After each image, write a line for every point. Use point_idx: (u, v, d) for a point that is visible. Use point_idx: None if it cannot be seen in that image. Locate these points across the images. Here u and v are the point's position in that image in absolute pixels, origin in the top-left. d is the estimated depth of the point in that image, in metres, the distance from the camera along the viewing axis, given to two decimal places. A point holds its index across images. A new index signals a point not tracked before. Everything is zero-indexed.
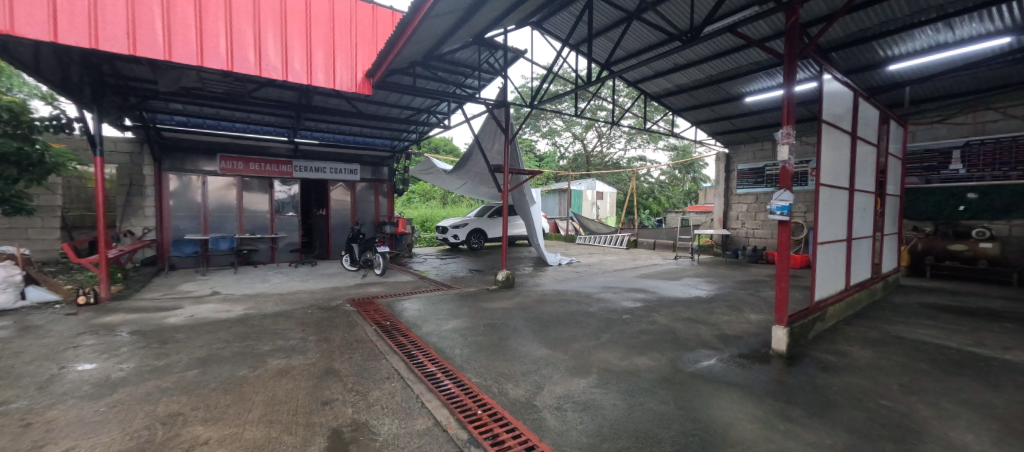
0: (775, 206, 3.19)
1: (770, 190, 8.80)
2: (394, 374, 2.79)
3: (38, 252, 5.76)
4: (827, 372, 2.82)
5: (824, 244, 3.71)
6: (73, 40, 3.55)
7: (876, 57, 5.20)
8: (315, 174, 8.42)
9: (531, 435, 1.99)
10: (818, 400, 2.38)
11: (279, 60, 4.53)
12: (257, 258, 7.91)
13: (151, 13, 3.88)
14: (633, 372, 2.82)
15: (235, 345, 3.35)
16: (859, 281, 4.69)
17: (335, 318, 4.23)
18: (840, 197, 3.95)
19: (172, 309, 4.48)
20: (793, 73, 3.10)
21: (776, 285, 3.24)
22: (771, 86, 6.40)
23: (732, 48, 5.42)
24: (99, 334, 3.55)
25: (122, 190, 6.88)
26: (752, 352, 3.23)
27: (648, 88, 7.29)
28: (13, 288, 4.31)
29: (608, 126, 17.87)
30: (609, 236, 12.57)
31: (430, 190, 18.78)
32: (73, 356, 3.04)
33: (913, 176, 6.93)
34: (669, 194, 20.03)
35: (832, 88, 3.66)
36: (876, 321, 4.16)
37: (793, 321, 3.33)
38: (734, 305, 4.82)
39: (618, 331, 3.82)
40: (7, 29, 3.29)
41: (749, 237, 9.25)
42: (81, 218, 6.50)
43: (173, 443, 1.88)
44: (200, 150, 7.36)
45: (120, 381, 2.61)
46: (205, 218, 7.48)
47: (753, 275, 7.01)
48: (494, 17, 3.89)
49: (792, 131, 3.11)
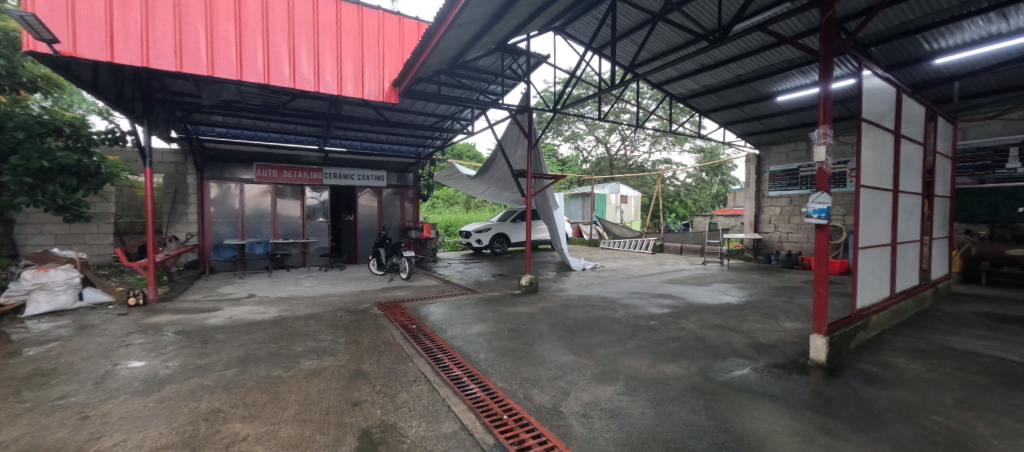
0: (812, 208, 3.02)
1: (806, 192, 8.41)
2: (421, 377, 2.82)
3: (94, 256, 6.18)
4: (872, 384, 2.66)
5: (865, 248, 3.51)
6: (127, 59, 3.84)
7: (919, 50, 4.92)
8: (344, 181, 8.69)
9: (557, 441, 1.98)
10: (861, 414, 2.25)
11: (312, 71, 4.72)
12: (290, 262, 8.24)
13: (197, 31, 4.14)
14: (662, 381, 2.75)
15: (271, 345, 3.49)
16: (905, 288, 4.42)
17: (364, 321, 4.35)
18: (883, 199, 3.74)
19: (213, 310, 4.74)
20: (829, 70, 2.95)
21: (815, 293, 3.08)
22: (805, 84, 6.15)
23: (763, 46, 5.25)
24: (148, 334, 3.78)
25: (168, 198, 7.34)
26: (788, 362, 3.09)
27: (673, 90, 7.16)
28: (72, 289, 4.67)
29: (632, 128, 17.69)
30: (634, 240, 12.36)
31: (454, 196, 19.08)
32: (125, 354, 3.25)
33: (964, 175, 6.49)
34: (696, 197, 19.62)
35: (872, 85, 3.49)
36: (927, 331, 3.89)
37: (834, 330, 3.16)
38: (768, 313, 4.62)
39: (645, 338, 3.73)
40: (70, 51, 3.62)
41: (783, 241, 8.88)
42: (132, 224, 6.98)
43: (215, 439, 1.98)
44: (238, 159, 7.76)
45: (167, 377, 2.78)
46: (241, 223, 7.84)
47: (787, 281, 6.71)
48: (518, 23, 3.91)
49: (829, 131, 2.95)
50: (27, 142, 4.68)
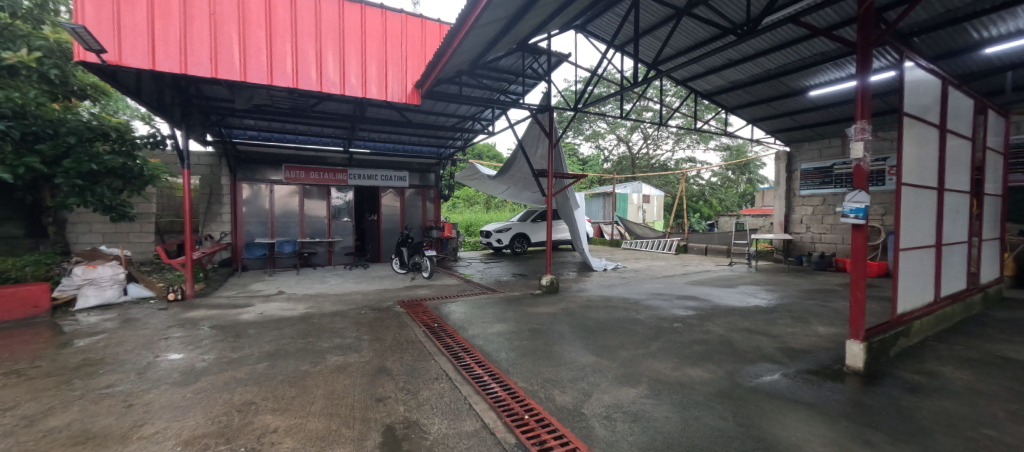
0: (848, 208, 2.87)
1: (841, 191, 8.03)
2: (442, 375, 2.86)
3: (137, 253, 6.53)
4: (915, 394, 2.51)
5: (907, 249, 3.32)
6: (167, 67, 4.06)
7: (967, 40, 4.62)
8: (368, 181, 8.88)
9: (579, 443, 1.95)
10: (904, 425, 2.13)
11: (337, 75, 4.85)
12: (316, 261, 8.49)
13: (230, 39, 4.32)
14: (687, 384, 2.68)
15: (299, 341, 3.61)
16: (951, 292, 4.16)
17: (387, 318, 4.45)
18: (927, 198, 3.53)
19: (245, 306, 4.94)
20: (868, 63, 2.79)
21: (851, 297, 2.93)
22: (841, 77, 5.87)
23: (795, 39, 5.04)
24: (185, 328, 3.97)
25: (204, 199, 7.70)
26: (822, 368, 2.96)
27: (697, 86, 6.98)
28: (118, 285, 4.97)
29: (654, 126, 17.41)
30: (657, 241, 12.11)
31: (474, 196, 19.23)
32: (165, 346, 3.43)
33: (1018, 172, 6.04)
34: (722, 196, 19.13)
35: (915, 77, 3.29)
36: (976, 339, 3.64)
37: (872, 336, 3.00)
38: (799, 316, 4.44)
39: (668, 340, 3.65)
40: (116, 60, 3.86)
41: (815, 242, 8.52)
42: (170, 224, 7.37)
43: (247, 430, 2.05)
44: (268, 161, 8.05)
45: (203, 370, 2.91)
46: (271, 223, 8.14)
47: (820, 284, 6.43)
48: (539, 22, 3.89)
49: (867, 126, 2.80)
50: (79, 146, 5.01)
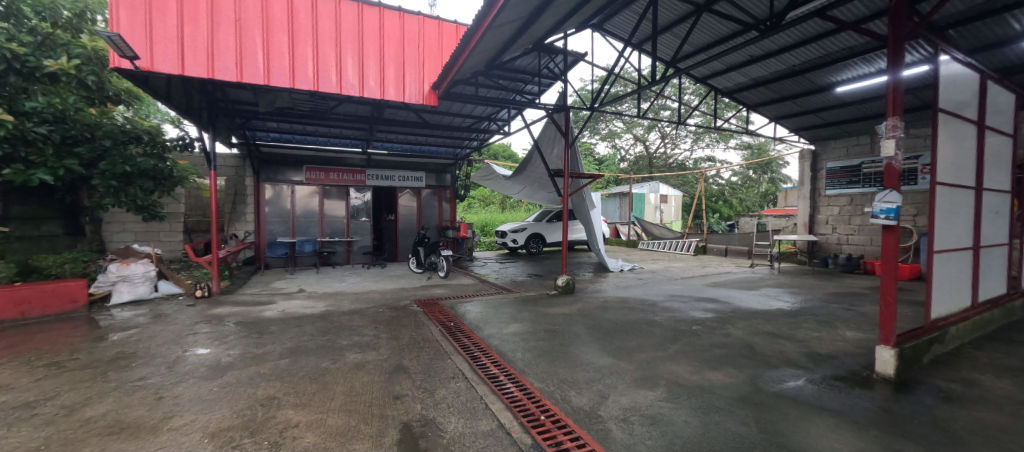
0: (878, 208, 2.75)
1: (869, 191, 7.73)
2: (458, 374, 2.87)
3: (167, 252, 6.79)
4: (951, 403, 2.39)
5: (943, 252, 3.17)
6: (195, 71, 4.21)
7: (1008, 32, 4.38)
8: (385, 182, 9.01)
9: (596, 446, 1.93)
10: (940, 436, 2.03)
11: (356, 77, 4.94)
12: (335, 260, 8.67)
13: (254, 43, 4.46)
14: (708, 389, 2.62)
15: (319, 338, 3.69)
16: (990, 297, 3.95)
17: (404, 317, 4.50)
18: (963, 198, 3.37)
19: (267, 304, 5.08)
20: (900, 57, 2.68)
21: (882, 300, 2.81)
22: (870, 73, 5.65)
23: (821, 33, 4.87)
24: (211, 324, 4.11)
25: (229, 199, 8.01)
26: (850, 375, 2.85)
27: (718, 84, 6.83)
28: (149, 282, 5.18)
29: (672, 125, 17.14)
30: (675, 242, 11.91)
31: (490, 196, 19.31)
32: (193, 341, 3.56)
33: None
34: (742, 196, 18.71)
35: (951, 72, 3.14)
36: (1018, 346, 3.44)
37: (904, 341, 2.88)
38: (825, 320, 4.29)
39: (688, 343, 3.58)
40: (148, 66, 4.03)
41: (842, 243, 8.23)
42: (198, 223, 7.64)
43: (270, 424, 2.11)
44: (290, 163, 8.24)
45: (228, 365, 3.00)
46: (292, 223, 8.33)
47: (848, 287, 6.20)
48: (556, 21, 3.87)
49: (899, 123, 2.69)
50: (114, 149, 5.25)
